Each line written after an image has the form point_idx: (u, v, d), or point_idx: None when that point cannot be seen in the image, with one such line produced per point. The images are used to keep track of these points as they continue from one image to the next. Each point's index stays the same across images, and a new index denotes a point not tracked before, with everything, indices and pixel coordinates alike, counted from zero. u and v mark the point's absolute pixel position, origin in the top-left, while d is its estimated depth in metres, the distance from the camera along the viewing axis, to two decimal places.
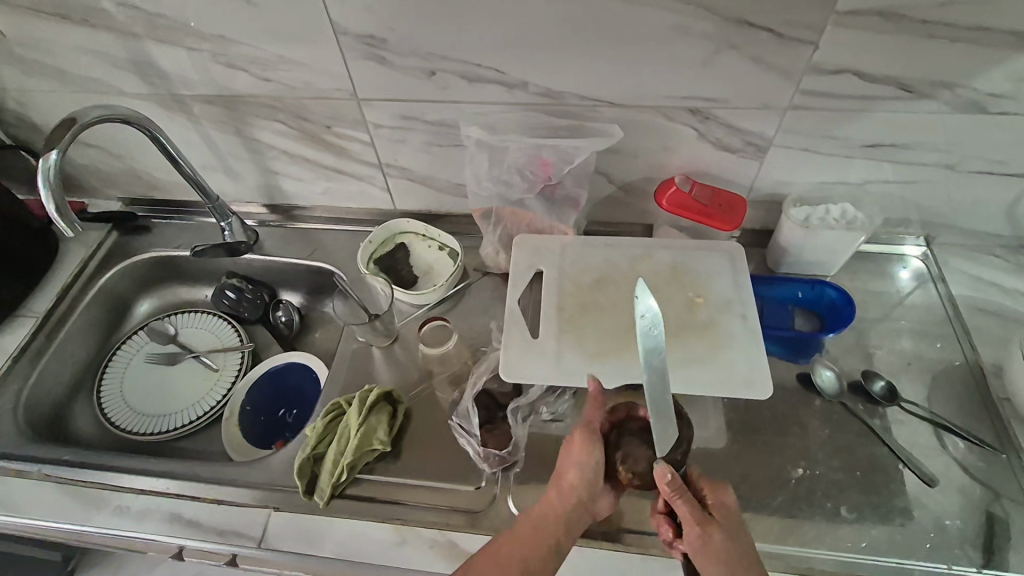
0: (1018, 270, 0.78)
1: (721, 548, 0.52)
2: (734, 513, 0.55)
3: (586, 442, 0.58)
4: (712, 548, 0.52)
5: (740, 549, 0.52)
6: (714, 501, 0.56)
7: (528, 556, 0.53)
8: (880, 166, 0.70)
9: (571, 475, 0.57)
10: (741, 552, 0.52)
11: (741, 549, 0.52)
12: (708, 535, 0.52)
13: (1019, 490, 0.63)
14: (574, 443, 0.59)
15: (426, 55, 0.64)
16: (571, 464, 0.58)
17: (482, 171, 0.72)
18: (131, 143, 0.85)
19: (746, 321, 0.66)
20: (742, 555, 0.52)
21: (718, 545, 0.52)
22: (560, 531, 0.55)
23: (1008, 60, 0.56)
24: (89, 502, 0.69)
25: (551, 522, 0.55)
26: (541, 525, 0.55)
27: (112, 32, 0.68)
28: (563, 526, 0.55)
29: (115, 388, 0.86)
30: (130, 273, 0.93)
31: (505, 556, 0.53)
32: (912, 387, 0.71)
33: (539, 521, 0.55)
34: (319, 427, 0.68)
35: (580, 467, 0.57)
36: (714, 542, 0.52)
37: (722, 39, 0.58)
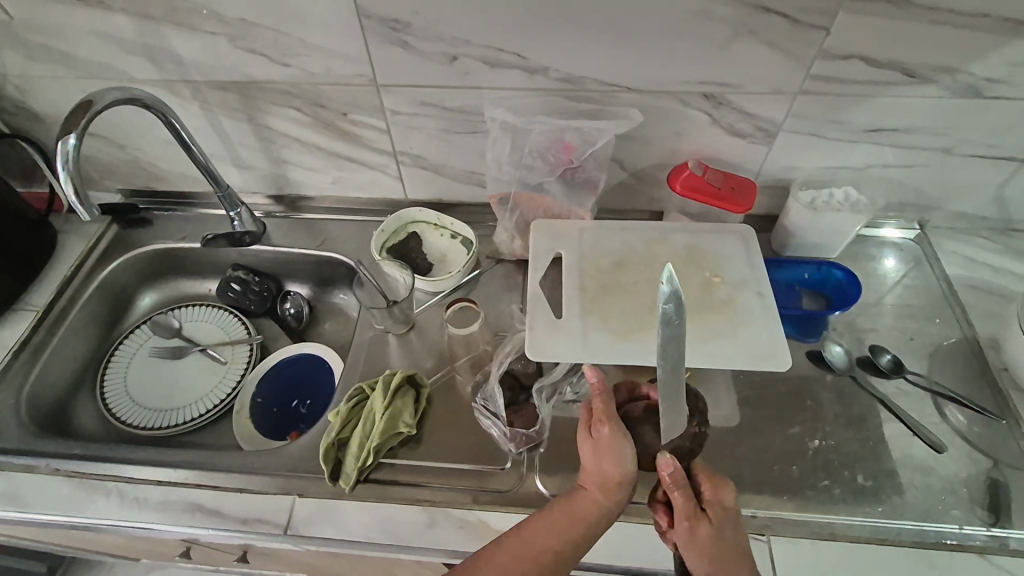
0: (1005, 251, 0.83)
1: (708, 546, 0.52)
2: (730, 513, 0.54)
3: (620, 438, 0.54)
4: (697, 543, 0.52)
5: (726, 551, 0.52)
6: (712, 499, 0.55)
7: (562, 549, 0.51)
8: (880, 150, 0.73)
9: (608, 473, 0.54)
10: (730, 554, 0.52)
11: (729, 552, 0.52)
12: (694, 530, 0.53)
13: (1017, 455, 0.65)
14: (603, 436, 0.55)
15: (449, 39, 0.65)
16: (604, 461, 0.54)
17: (503, 156, 0.74)
18: (136, 132, 0.83)
19: (762, 298, 0.69)
20: (729, 557, 0.52)
21: (704, 542, 0.52)
22: (597, 526, 0.53)
23: (1004, 45, 0.60)
24: (102, 493, 0.66)
25: (587, 517, 0.53)
26: (577, 519, 0.53)
27: (127, 14, 0.67)
28: (599, 522, 0.53)
29: (119, 382, 0.84)
30: (132, 265, 0.90)
31: (533, 550, 0.51)
32: (915, 361, 0.74)
33: (574, 514, 0.53)
34: (343, 411, 0.66)
35: (616, 466, 0.54)
36: (699, 537, 0.52)
37: (739, 25, 0.61)
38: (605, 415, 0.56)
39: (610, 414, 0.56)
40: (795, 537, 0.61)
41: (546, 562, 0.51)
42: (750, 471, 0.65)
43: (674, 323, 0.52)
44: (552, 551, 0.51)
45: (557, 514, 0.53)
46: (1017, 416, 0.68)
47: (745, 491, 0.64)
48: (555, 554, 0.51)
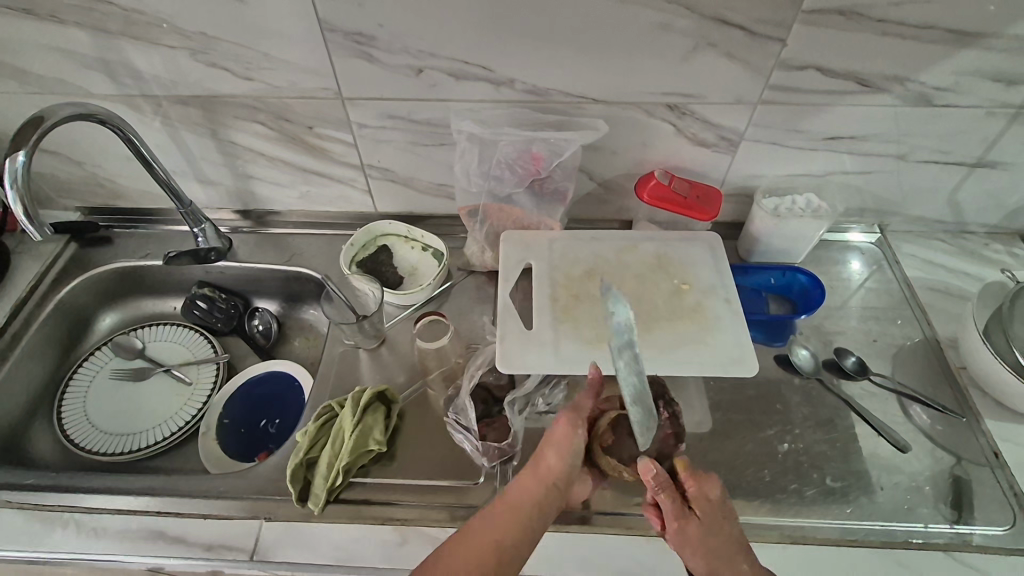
0: (961, 253, 0.86)
1: (701, 543, 0.52)
2: (718, 504, 0.54)
3: (573, 431, 0.57)
4: (691, 542, 0.52)
5: (721, 541, 0.52)
6: (697, 493, 0.54)
7: (506, 540, 0.50)
8: (839, 157, 0.75)
9: (550, 461, 0.55)
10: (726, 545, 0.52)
11: (724, 543, 0.52)
12: (685, 529, 0.53)
13: (979, 452, 0.67)
14: (553, 430, 0.58)
15: (414, 52, 0.65)
16: (552, 451, 0.56)
17: (471, 167, 0.73)
18: (94, 148, 0.81)
19: (730, 304, 0.70)
20: (725, 547, 0.52)
21: (695, 538, 0.53)
22: (538, 516, 0.52)
23: (951, 55, 0.63)
24: (56, 525, 0.62)
25: (529, 506, 0.52)
26: (519, 509, 0.52)
27: (81, 28, 0.65)
28: (544, 511, 0.53)
29: (78, 407, 0.81)
30: (92, 285, 0.87)
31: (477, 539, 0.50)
32: (878, 362, 0.76)
33: (516, 504, 0.53)
34: (310, 431, 0.65)
35: (561, 456, 0.56)
36: (690, 534, 0.53)
37: (700, 37, 0.62)
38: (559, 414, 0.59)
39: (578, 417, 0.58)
40: (768, 541, 0.61)
41: (491, 554, 0.49)
42: (723, 476, 0.66)
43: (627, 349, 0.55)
44: (496, 542, 0.50)
45: (500, 506, 0.53)
46: (977, 413, 0.70)
47: None
48: (499, 549, 0.50)
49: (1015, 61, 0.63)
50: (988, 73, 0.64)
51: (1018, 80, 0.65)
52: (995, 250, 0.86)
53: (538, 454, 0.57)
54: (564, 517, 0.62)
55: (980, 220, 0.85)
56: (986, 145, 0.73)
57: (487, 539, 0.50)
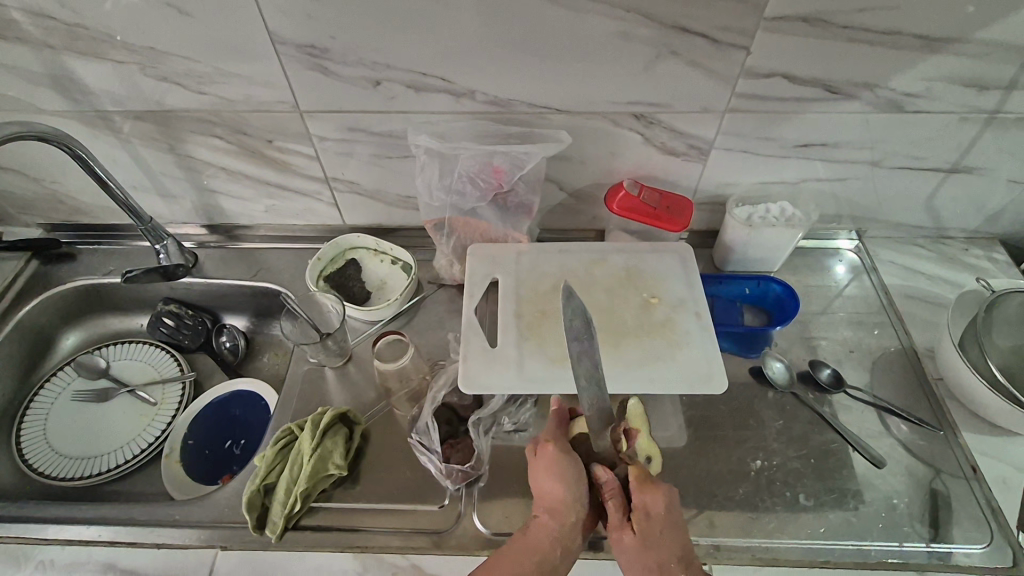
0: (941, 258, 0.84)
1: (635, 553, 0.50)
2: (662, 518, 0.51)
3: (564, 455, 0.55)
4: (625, 552, 0.51)
5: (656, 555, 0.50)
6: (640, 503, 0.52)
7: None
8: (812, 165, 0.74)
9: (552, 494, 0.54)
10: (664, 562, 0.50)
11: (662, 558, 0.50)
12: (621, 539, 0.51)
13: (957, 466, 0.66)
14: (545, 459, 0.56)
15: (370, 64, 0.63)
16: (547, 481, 0.54)
17: (433, 181, 0.72)
18: (50, 165, 0.79)
19: (699, 318, 0.69)
20: (661, 561, 0.50)
21: (630, 549, 0.51)
22: (555, 550, 0.51)
23: (920, 62, 0.61)
24: (7, 558, 0.60)
25: (541, 542, 0.51)
26: (532, 547, 0.51)
27: (28, 44, 0.63)
28: (558, 547, 0.51)
29: (39, 431, 0.79)
30: (53, 304, 0.86)
31: None
32: (856, 373, 0.74)
33: (530, 543, 0.51)
34: (268, 455, 0.63)
35: (561, 485, 0.53)
36: (625, 546, 0.51)
37: (662, 46, 0.60)
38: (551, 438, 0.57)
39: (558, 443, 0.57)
40: (738, 563, 0.60)
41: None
42: (694, 495, 0.64)
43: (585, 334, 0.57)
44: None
45: (515, 554, 0.51)
46: (954, 425, 0.68)
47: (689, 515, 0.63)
48: None
49: (986, 66, 0.61)
50: (959, 79, 0.63)
51: (989, 86, 0.63)
52: (976, 256, 0.84)
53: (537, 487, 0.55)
54: None
55: (960, 225, 0.83)
56: (961, 150, 0.71)
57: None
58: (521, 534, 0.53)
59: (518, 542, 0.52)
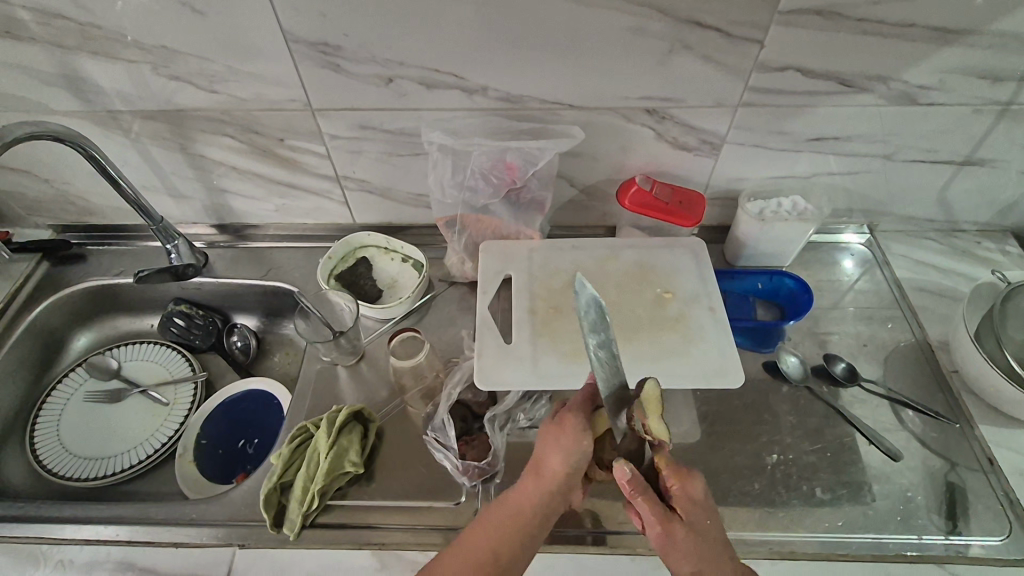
0: (953, 252, 0.84)
1: (689, 547, 0.49)
2: (703, 502, 0.51)
3: (580, 431, 0.53)
4: (676, 548, 0.49)
5: (708, 549, 0.49)
6: (678, 493, 0.51)
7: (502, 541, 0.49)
8: (824, 159, 0.74)
9: (549, 464, 0.53)
10: (713, 551, 0.49)
11: (710, 548, 0.49)
12: (671, 533, 0.49)
13: (974, 459, 0.65)
14: (561, 430, 0.54)
15: (383, 62, 0.63)
16: (555, 452, 0.53)
17: (445, 178, 0.72)
18: (61, 166, 0.79)
19: (714, 312, 0.69)
20: (711, 552, 0.49)
21: (681, 542, 0.49)
22: (537, 521, 0.51)
23: (934, 53, 0.61)
24: (24, 558, 0.61)
25: (528, 510, 0.51)
26: (518, 512, 0.51)
27: (39, 44, 0.63)
28: (539, 512, 0.51)
29: (52, 431, 0.79)
30: (64, 305, 0.86)
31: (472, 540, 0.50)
32: (870, 367, 0.74)
33: (519, 507, 0.51)
34: (285, 453, 0.63)
35: (566, 457, 0.52)
36: (677, 540, 0.49)
37: (675, 40, 0.60)
38: (573, 410, 0.54)
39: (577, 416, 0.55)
40: (756, 558, 0.59)
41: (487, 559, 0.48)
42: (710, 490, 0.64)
43: (601, 327, 0.52)
44: (494, 550, 0.49)
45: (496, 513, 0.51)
46: (969, 417, 0.68)
47: None
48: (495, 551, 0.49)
49: (1000, 58, 0.61)
50: (973, 70, 0.62)
51: (1003, 77, 0.63)
52: (988, 249, 0.84)
53: (541, 451, 0.54)
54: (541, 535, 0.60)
55: (972, 218, 0.83)
56: (973, 143, 0.71)
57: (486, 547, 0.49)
58: (510, 495, 0.53)
59: (504, 501, 0.52)
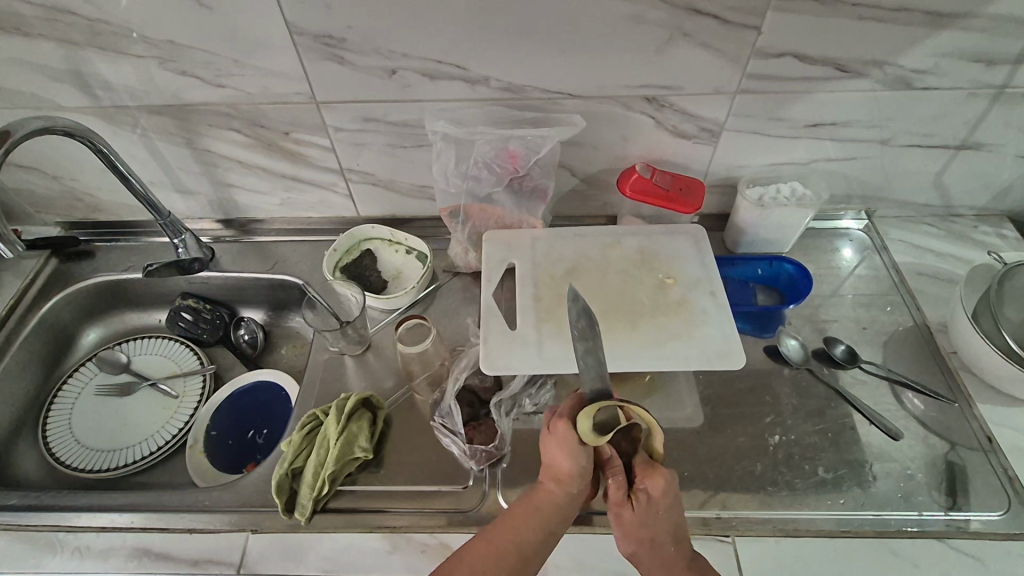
0: (950, 236, 0.85)
1: (634, 529, 0.52)
2: (662, 501, 0.51)
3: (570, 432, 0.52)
4: (622, 526, 0.52)
5: (652, 533, 0.52)
6: (641, 484, 0.52)
7: (524, 537, 0.51)
8: (821, 145, 0.75)
9: (560, 465, 0.53)
10: (660, 539, 0.52)
11: (657, 534, 0.52)
12: (621, 514, 0.52)
13: (972, 438, 0.66)
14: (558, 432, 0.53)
15: (387, 53, 0.64)
16: (556, 452, 0.54)
17: (448, 168, 0.73)
18: (68, 163, 0.80)
19: (716, 296, 0.70)
20: (658, 539, 0.52)
21: (628, 523, 0.52)
22: (556, 515, 0.53)
23: (928, 37, 0.62)
24: (41, 546, 0.61)
25: (544, 502, 0.54)
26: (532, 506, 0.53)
27: (48, 40, 0.64)
28: (557, 512, 0.53)
29: (64, 424, 0.80)
30: (73, 300, 0.87)
31: (497, 539, 0.52)
32: (869, 350, 0.75)
33: (538, 508, 0.53)
34: (295, 440, 0.64)
35: (570, 459, 0.52)
36: (624, 519, 0.52)
37: (674, 27, 0.61)
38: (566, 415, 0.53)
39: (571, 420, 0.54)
40: (761, 535, 0.60)
41: (511, 555, 0.51)
42: (713, 471, 0.65)
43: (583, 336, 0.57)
44: (517, 546, 0.51)
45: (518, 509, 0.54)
46: (968, 397, 0.69)
47: (709, 492, 0.63)
48: (519, 545, 0.51)
49: (993, 40, 0.62)
50: (967, 54, 0.63)
51: (997, 60, 0.64)
52: (984, 232, 0.85)
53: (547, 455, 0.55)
54: None
55: (968, 202, 0.84)
56: (969, 126, 0.72)
57: (510, 543, 0.51)
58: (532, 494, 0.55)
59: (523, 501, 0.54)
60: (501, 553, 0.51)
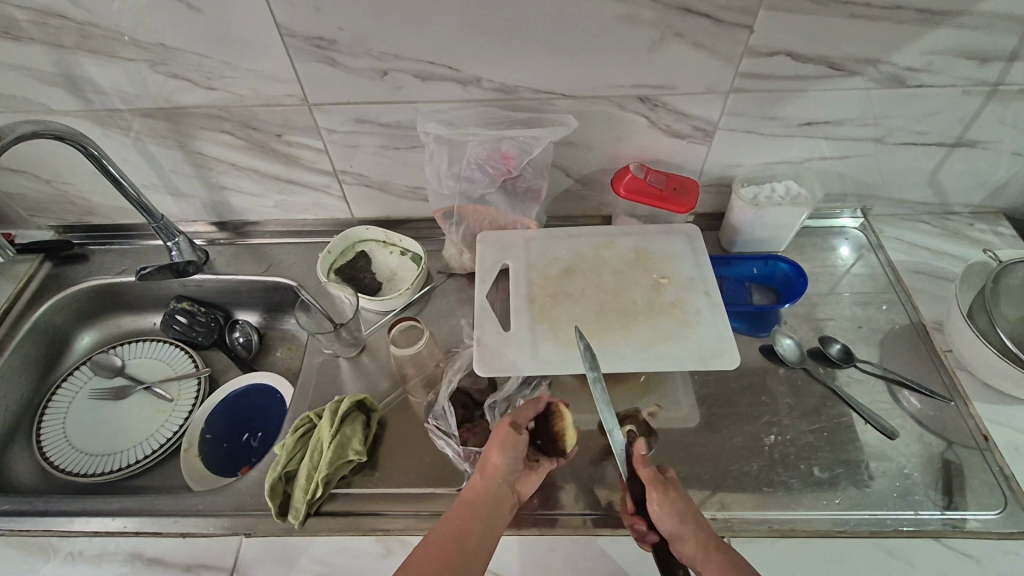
0: (947, 233, 0.85)
1: (682, 502, 0.54)
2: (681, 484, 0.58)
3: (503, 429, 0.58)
4: (669, 505, 0.53)
5: (692, 508, 0.54)
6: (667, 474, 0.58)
7: (462, 530, 0.51)
8: (816, 143, 0.74)
9: (491, 461, 0.56)
10: (695, 513, 0.54)
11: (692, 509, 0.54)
12: (665, 491, 0.54)
13: (969, 436, 0.66)
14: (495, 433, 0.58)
15: (378, 54, 0.64)
16: (494, 447, 0.57)
17: (441, 169, 0.72)
18: (60, 167, 0.80)
19: (710, 296, 0.70)
20: (692, 512, 0.53)
21: (675, 498, 0.54)
22: (492, 507, 0.53)
23: (922, 35, 0.62)
24: (34, 552, 0.61)
25: (486, 498, 0.54)
26: (475, 504, 0.53)
27: (38, 44, 0.64)
28: (490, 503, 0.54)
29: (58, 428, 0.80)
30: (67, 304, 0.86)
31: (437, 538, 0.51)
32: (866, 349, 0.75)
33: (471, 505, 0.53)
34: (289, 444, 0.64)
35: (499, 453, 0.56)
36: (671, 495, 0.54)
37: (665, 27, 0.61)
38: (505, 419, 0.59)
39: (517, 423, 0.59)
40: (755, 535, 0.60)
41: (455, 550, 0.50)
42: (709, 471, 0.65)
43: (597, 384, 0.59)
44: (461, 541, 0.50)
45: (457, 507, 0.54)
46: (965, 396, 0.69)
47: (704, 493, 0.63)
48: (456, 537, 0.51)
49: (986, 38, 0.62)
50: (961, 52, 0.63)
51: (991, 57, 0.64)
52: (981, 230, 0.85)
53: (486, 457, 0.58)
54: (540, 520, 0.61)
55: (964, 200, 0.84)
56: (963, 124, 0.71)
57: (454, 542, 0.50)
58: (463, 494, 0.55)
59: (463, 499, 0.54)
60: (446, 548, 0.50)
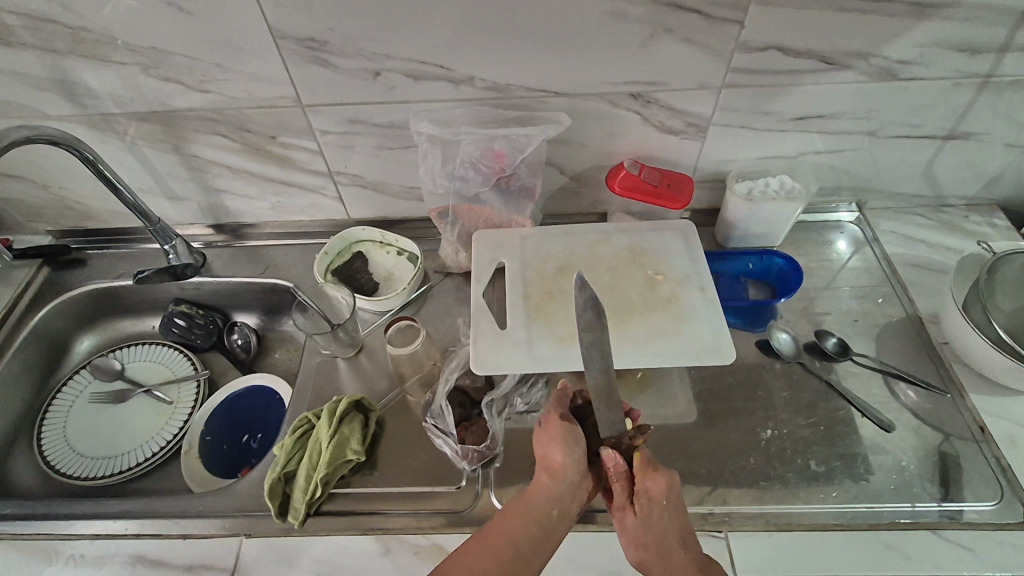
0: (942, 225, 0.85)
1: (640, 534, 0.53)
2: (661, 501, 0.53)
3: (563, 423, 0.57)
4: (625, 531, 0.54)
5: (659, 536, 0.52)
6: (640, 486, 0.54)
7: (518, 534, 0.51)
8: (809, 137, 0.75)
9: (554, 458, 0.56)
10: (665, 542, 0.52)
11: (662, 538, 0.52)
12: (623, 519, 0.54)
13: (965, 428, 0.66)
14: (552, 430, 0.57)
15: (370, 55, 0.64)
16: (553, 447, 0.56)
17: (435, 168, 0.73)
18: (56, 172, 0.80)
19: (705, 292, 0.70)
20: (660, 543, 0.52)
21: (630, 528, 0.54)
22: (553, 512, 0.53)
23: (911, 27, 0.62)
24: (37, 555, 0.62)
25: (543, 503, 0.53)
26: (531, 508, 0.53)
27: (32, 49, 0.64)
28: (553, 504, 0.53)
29: (58, 432, 0.80)
30: (66, 308, 0.87)
31: (491, 542, 0.51)
32: (862, 342, 0.75)
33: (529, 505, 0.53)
34: (287, 444, 0.64)
35: (564, 450, 0.55)
36: (625, 524, 0.54)
37: (656, 23, 0.61)
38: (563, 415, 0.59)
39: (569, 416, 0.59)
40: (753, 530, 0.60)
41: (507, 557, 0.50)
42: (706, 467, 0.65)
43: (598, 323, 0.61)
44: (513, 546, 0.50)
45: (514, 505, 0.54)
46: (961, 387, 0.69)
47: (703, 489, 0.63)
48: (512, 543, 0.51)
49: (977, 29, 0.62)
50: (952, 43, 0.63)
51: (981, 48, 0.64)
52: (976, 222, 0.85)
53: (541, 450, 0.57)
54: None
55: (959, 192, 0.84)
56: (956, 116, 0.72)
57: (507, 543, 0.50)
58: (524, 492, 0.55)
59: (518, 500, 0.54)
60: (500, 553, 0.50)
